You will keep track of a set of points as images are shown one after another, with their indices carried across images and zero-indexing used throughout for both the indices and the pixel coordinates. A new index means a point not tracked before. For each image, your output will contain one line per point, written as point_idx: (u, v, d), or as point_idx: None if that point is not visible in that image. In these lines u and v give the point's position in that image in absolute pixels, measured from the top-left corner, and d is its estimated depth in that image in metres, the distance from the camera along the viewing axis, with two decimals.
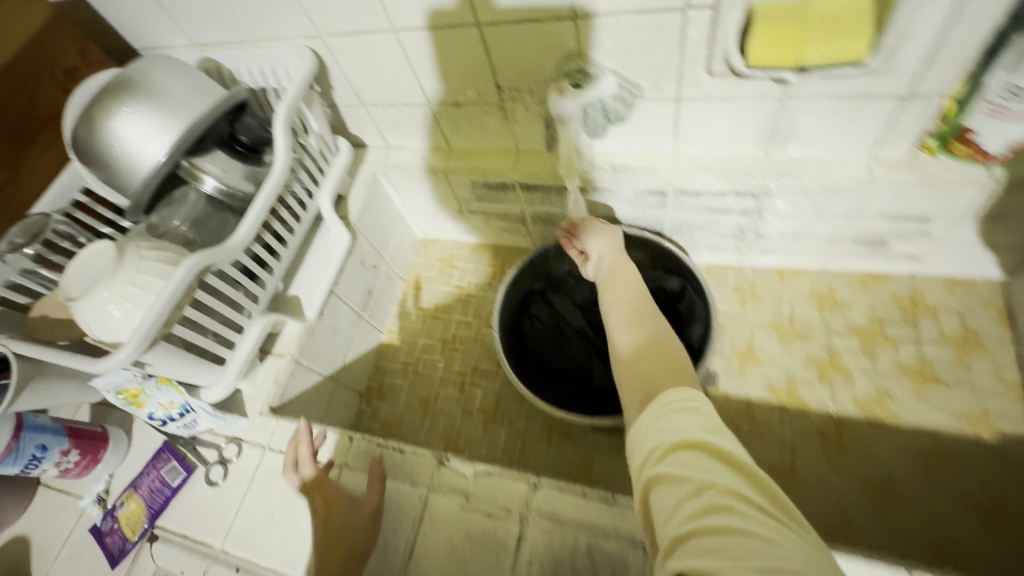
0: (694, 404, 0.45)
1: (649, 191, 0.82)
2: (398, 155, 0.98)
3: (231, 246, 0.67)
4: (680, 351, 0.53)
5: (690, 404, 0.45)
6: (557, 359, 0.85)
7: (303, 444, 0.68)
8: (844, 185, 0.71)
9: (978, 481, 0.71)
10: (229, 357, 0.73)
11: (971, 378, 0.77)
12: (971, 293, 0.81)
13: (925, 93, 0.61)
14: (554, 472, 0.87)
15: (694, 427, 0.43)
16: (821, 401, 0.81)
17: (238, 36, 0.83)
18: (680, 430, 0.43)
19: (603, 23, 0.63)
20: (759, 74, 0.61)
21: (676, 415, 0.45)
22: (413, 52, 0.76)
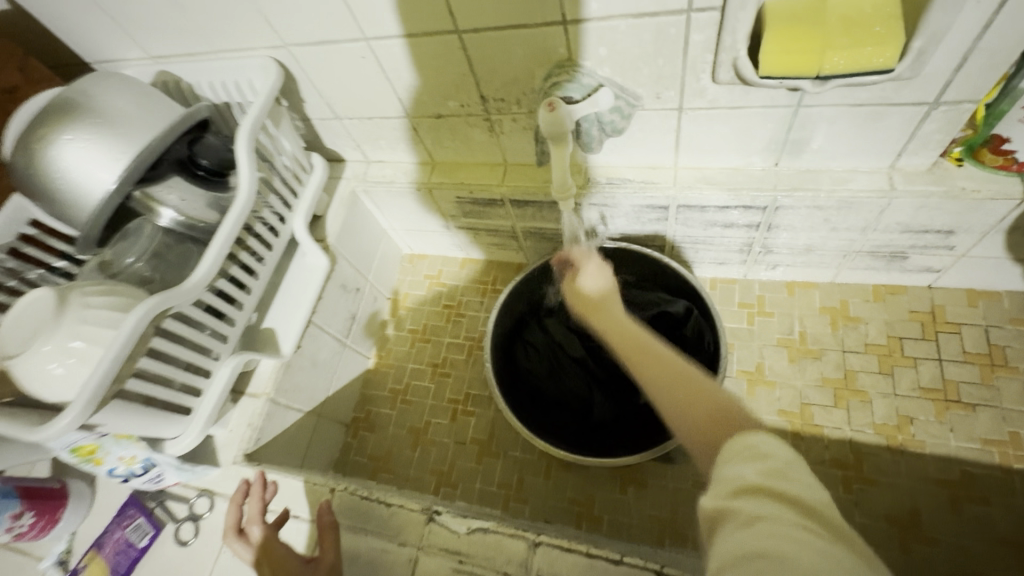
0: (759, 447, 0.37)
1: (649, 205, 0.76)
2: (378, 170, 0.91)
3: (190, 286, 0.60)
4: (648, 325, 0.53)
5: (758, 445, 0.37)
6: (553, 391, 0.79)
7: (251, 504, 0.60)
8: (861, 199, 0.65)
9: (1009, 515, 0.66)
10: (196, 406, 0.66)
11: (998, 400, 0.71)
12: (995, 307, 0.76)
13: (954, 100, 0.55)
14: (554, 508, 0.81)
15: (758, 466, 0.36)
16: (838, 427, 0.75)
17: (196, 46, 0.76)
18: (748, 478, 0.35)
19: (596, 27, 0.56)
20: (771, 84, 0.55)
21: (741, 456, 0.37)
22: (387, 61, 0.69)
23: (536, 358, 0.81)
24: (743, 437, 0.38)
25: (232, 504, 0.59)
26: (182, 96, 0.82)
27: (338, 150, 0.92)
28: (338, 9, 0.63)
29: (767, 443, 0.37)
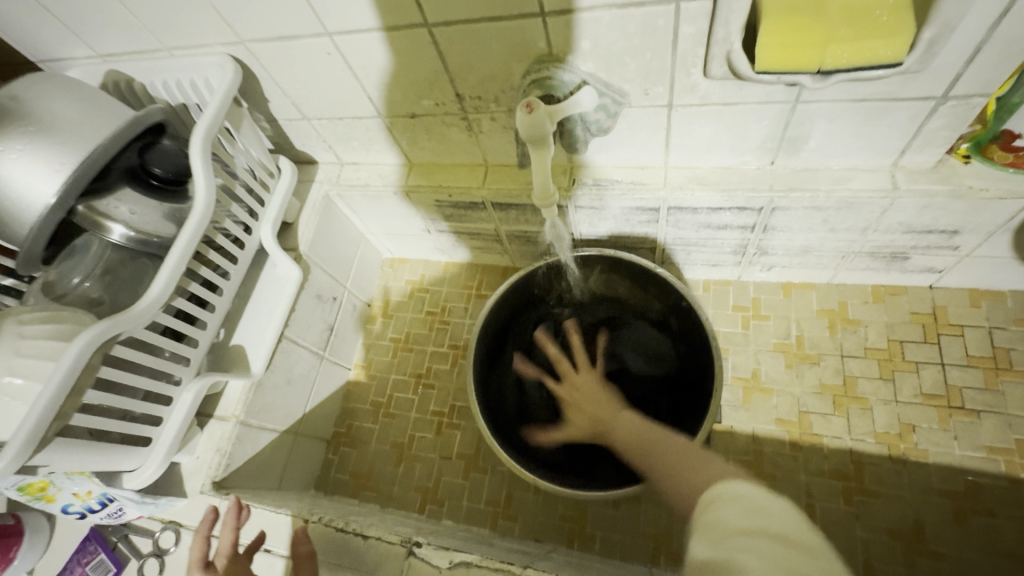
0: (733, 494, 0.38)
1: (639, 207, 0.72)
2: (353, 173, 0.86)
3: (141, 310, 0.55)
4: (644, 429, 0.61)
5: (733, 492, 0.38)
6: (544, 419, 0.76)
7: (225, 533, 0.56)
8: (863, 199, 0.61)
9: (1015, 528, 0.63)
10: (156, 435, 0.62)
11: (1003, 406, 0.69)
12: (999, 308, 0.73)
13: (963, 95, 0.51)
14: (544, 525, 0.78)
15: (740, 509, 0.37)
16: (838, 436, 0.72)
17: (147, 44, 0.70)
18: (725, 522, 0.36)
19: (578, 19, 0.51)
20: (768, 79, 0.51)
21: (719, 504, 0.38)
22: (354, 58, 0.64)
23: (525, 381, 0.78)
24: (719, 485, 0.40)
25: (198, 534, 0.55)
26: (135, 97, 0.76)
27: (309, 152, 0.86)
28: (297, 2, 0.58)
29: (747, 488, 0.38)
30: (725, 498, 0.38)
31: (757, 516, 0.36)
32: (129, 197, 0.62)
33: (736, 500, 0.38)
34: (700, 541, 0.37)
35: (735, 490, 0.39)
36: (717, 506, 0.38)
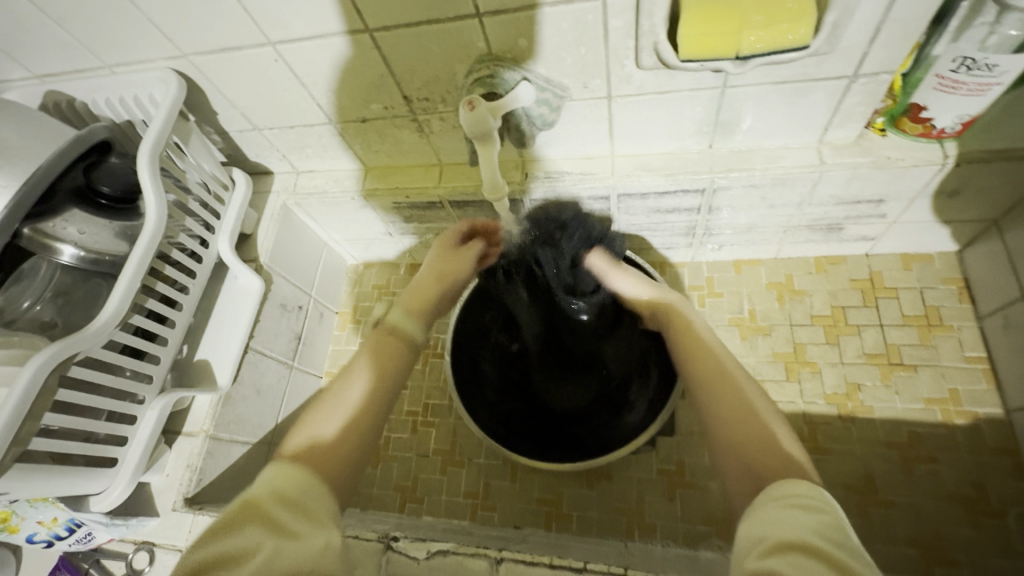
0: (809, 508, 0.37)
1: (591, 197, 0.74)
2: (309, 180, 0.86)
3: (97, 328, 0.55)
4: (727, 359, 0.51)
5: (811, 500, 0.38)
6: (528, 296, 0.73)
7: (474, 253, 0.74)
8: (794, 175, 0.65)
9: (956, 471, 0.68)
10: (122, 456, 0.61)
11: (937, 358, 0.74)
12: (928, 269, 0.79)
13: (872, 72, 0.55)
14: (522, 511, 0.80)
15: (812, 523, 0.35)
16: (792, 401, 0.76)
17: (87, 62, 0.69)
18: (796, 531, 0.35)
19: (513, 18, 0.54)
20: (693, 66, 0.54)
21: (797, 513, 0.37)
22: (299, 65, 0.64)
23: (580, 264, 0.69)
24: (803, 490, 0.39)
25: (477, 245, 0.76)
26: (77, 116, 0.74)
27: (264, 162, 0.86)
28: (235, 12, 0.58)
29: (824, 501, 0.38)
30: (799, 501, 0.38)
31: (820, 534, 0.35)
32: (77, 217, 0.62)
33: (808, 510, 0.37)
34: (754, 529, 0.37)
35: (810, 500, 0.37)
36: (785, 508, 0.37)
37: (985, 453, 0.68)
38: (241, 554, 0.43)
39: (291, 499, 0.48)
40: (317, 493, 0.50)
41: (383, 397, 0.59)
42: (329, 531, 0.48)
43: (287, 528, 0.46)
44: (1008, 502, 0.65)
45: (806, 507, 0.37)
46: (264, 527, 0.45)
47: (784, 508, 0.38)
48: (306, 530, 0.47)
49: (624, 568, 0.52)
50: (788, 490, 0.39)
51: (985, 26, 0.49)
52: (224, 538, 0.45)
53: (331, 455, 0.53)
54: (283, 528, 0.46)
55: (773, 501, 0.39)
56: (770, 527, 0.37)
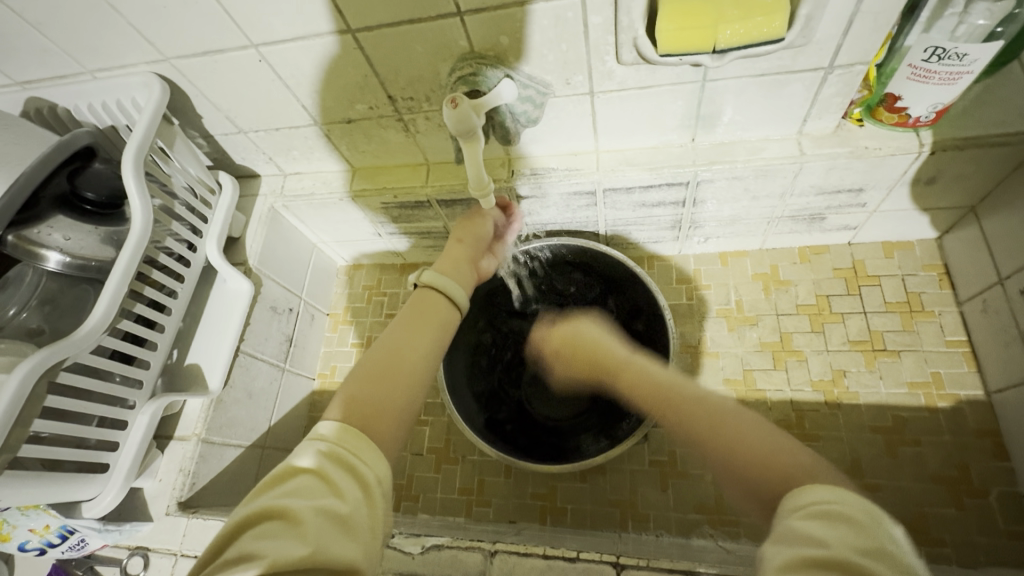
0: (833, 508, 0.34)
1: (577, 192, 0.75)
2: (296, 182, 0.86)
3: (84, 334, 0.55)
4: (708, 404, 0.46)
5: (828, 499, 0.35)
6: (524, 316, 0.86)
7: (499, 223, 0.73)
8: (775, 166, 0.67)
9: (940, 453, 0.69)
10: (114, 460, 0.61)
11: (919, 343, 0.75)
12: (909, 256, 0.80)
13: (847, 64, 0.56)
14: (517, 506, 0.80)
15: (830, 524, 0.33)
16: (779, 389, 0.78)
17: (68, 68, 0.69)
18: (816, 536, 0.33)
19: (493, 16, 0.54)
20: (672, 61, 0.55)
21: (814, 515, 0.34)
22: (282, 67, 0.64)
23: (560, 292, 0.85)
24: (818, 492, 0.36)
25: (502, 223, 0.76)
26: (60, 123, 0.74)
27: (250, 165, 0.86)
28: (216, 14, 0.58)
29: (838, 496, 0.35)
30: (824, 507, 0.34)
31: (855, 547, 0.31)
32: (62, 223, 0.61)
33: (837, 519, 0.33)
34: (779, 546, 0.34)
35: (837, 508, 0.34)
36: (810, 518, 0.34)
37: (969, 435, 0.69)
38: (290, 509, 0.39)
39: (348, 458, 0.42)
40: (367, 447, 0.44)
41: (425, 360, 0.55)
42: (376, 506, 0.41)
43: (338, 489, 0.40)
44: (990, 481, 0.67)
45: (837, 516, 0.34)
46: (314, 484, 0.40)
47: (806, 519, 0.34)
48: (356, 498, 0.41)
49: (617, 557, 0.52)
50: (801, 495, 0.36)
51: (956, 16, 0.51)
52: (276, 489, 0.41)
53: (378, 415, 0.48)
54: (333, 489, 0.40)
55: (792, 515, 0.35)
56: (795, 537, 0.34)
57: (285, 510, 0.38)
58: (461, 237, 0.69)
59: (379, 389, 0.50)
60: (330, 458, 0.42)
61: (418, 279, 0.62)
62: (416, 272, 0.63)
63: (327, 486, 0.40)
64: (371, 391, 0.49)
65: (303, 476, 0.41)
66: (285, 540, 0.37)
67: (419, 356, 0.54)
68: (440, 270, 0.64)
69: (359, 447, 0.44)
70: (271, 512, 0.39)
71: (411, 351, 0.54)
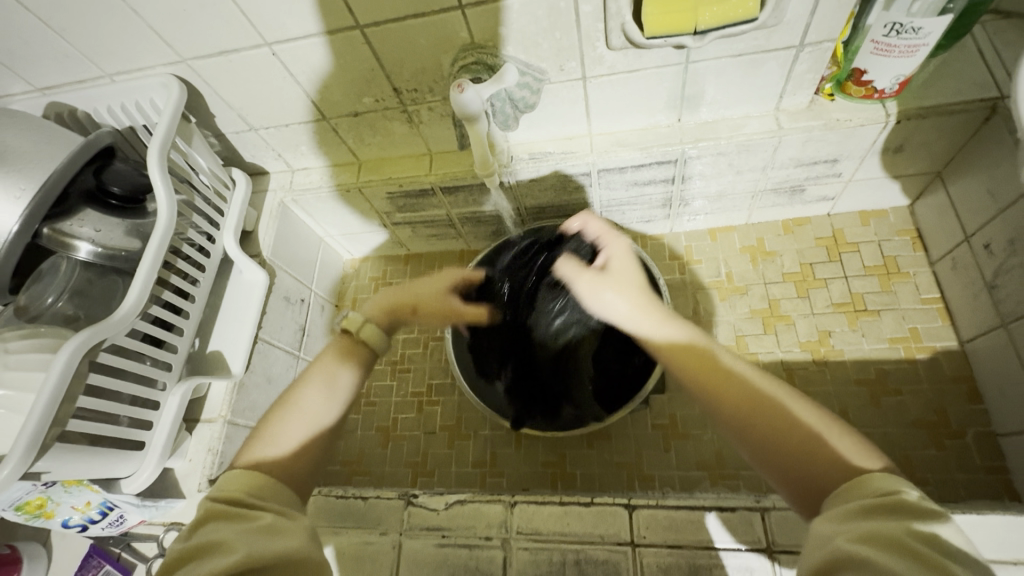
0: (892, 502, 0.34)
1: (573, 174, 0.80)
2: (304, 178, 0.90)
3: (120, 316, 0.58)
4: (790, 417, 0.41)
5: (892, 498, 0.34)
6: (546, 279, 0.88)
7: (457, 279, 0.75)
8: (756, 140, 0.72)
9: (922, 402, 0.75)
10: (149, 438, 0.65)
11: (897, 302, 0.81)
12: (884, 223, 0.86)
13: (816, 41, 0.61)
14: (530, 475, 0.84)
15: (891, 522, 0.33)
16: (770, 351, 0.83)
17: (88, 72, 0.72)
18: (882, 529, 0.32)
19: (493, 7, 0.59)
20: (658, 44, 0.60)
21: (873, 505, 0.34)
22: (293, 64, 0.69)
23: None
24: (883, 483, 0.35)
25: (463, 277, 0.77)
26: (79, 125, 0.78)
27: (259, 162, 0.90)
28: (233, 15, 0.62)
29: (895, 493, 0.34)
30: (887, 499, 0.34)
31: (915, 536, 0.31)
32: (91, 217, 0.65)
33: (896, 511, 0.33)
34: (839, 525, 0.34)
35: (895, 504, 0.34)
36: (867, 509, 0.34)
37: (946, 383, 0.75)
38: (205, 544, 0.38)
39: (248, 497, 0.42)
40: (272, 488, 0.44)
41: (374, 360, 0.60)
42: (295, 519, 0.43)
43: (255, 513, 0.41)
44: (966, 424, 0.72)
45: (902, 508, 0.33)
46: (226, 518, 0.40)
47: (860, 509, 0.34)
48: (274, 514, 0.42)
49: (628, 499, 0.57)
50: (860, 489, 0.35)
51: None
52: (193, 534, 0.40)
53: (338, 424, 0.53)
54: (250, 516, 0.41)
55: (846, 506, 0.35)
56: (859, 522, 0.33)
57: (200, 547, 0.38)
58: (413, 303, 0.67)
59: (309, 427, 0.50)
60: (227, 501, 0.42)
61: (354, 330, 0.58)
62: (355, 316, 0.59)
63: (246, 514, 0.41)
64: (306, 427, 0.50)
65: (209, 522, 0.41)
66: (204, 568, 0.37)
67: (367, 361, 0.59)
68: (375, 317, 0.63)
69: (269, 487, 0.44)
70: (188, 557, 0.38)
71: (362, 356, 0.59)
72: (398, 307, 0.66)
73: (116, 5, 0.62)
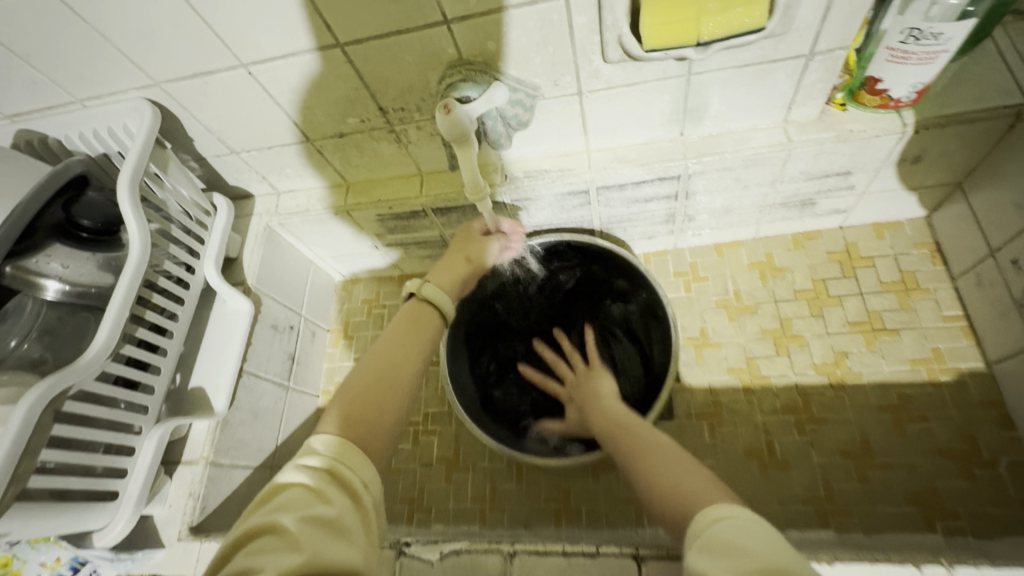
0: (731, 521, 0.34)
1: (571, 192, 0.76)
2: (290, 201, 0.86)
3: (87, 360, 0.54)
4: (666, 466, 0.43)
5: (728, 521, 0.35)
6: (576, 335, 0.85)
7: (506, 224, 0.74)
8: (763, 154, 0.68)
9: (948, 428, 0.70)
10: (123, 487, 0.61)
11: (917, 321, 0.76)
12: (900, 235, 0.82)
13: (826, 50, 0.57)
14: (533, 511, 0.80)
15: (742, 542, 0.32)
16: (784, 374, 0.78)
17: (58, 98, 0.69)
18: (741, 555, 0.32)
19: (480, 22, 0.55)
20: (658, 56, 0.56)
21: (723, 535, 0.34)
22: (272, 85, 0.65)
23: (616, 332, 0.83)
24: (715, 513, 0.36)
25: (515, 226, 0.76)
26: (51, 153, 0.74)
27: (244, 186, 0.86)
28: (206, 36, 0.59)
29: (731, 515, 0.35)
30: (727, 526, 0.34)
31: (786, 555, 0.31)
32: (60, 252, 0.61)
33: (741, 524, 0.34)
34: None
35: (745, 516, 0.34)
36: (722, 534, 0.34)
37: (973, 406, 0.70)
38: (272, 523, 0.40)
39: (335, 471, 0.44)
40: (356, 464, 0.45)
41: (414, 365, 0.56)
42: (362, 512, 0.43)
43: (326, 497, 0.42)
44: (997, 451, 0.68)
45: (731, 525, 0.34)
46: (306, 494, 0.42)
47: (720, 537, 0.34)
48: (344, 504, 0.42)
49: (636, 549, 0.53)
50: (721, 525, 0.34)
51: None
52: (267, 507, 0.42)
53: (365, 425, 0.49)
54: (322, 498, 0.42)
55: (706, 541, 0.34)
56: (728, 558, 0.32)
57: (278, 524, 0.39)
58: (466, 256, 0.70)
59: (401, 371, 0.54)
60: (316, 479, 0.43)
61: (417, 290, 0.63)
62: (414, 282, 0.64)
63: (316, 496, 0.42)
64: (396, 371, 0.54)
65: (288, 490, 0.42)
66: (278, 549, 0.38)
67: (408, 364, 0.55)
68: (436, 280, 0.66)
69: (336, 447, 0.46)
70: (261, 528, 0.40)
71: (400, 353, 0.55)
72: (455, 261, 0.69)
73: (82, 28, 0.59)
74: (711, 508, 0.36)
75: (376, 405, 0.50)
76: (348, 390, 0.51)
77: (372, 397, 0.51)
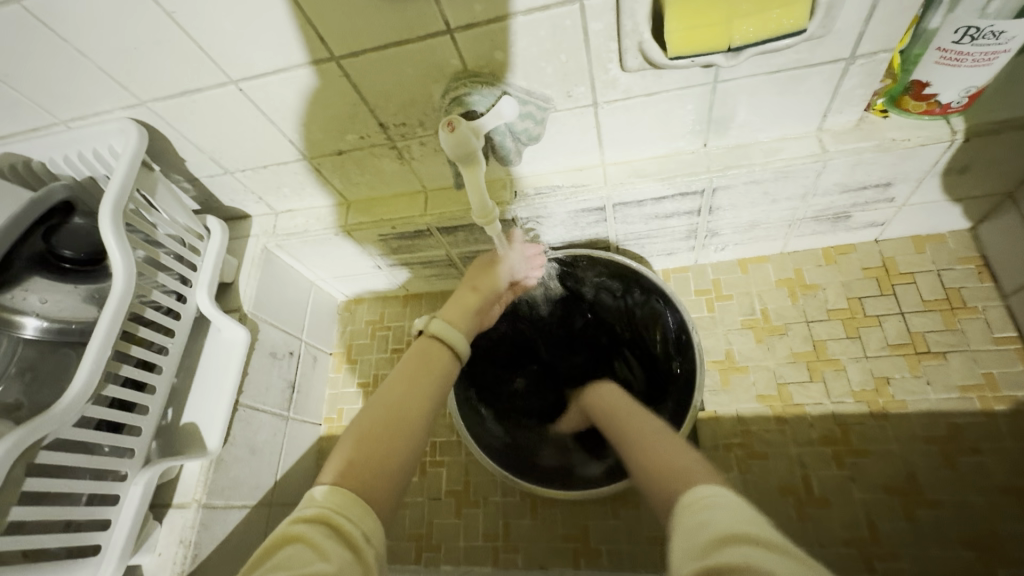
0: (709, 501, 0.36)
1: (585, 209, 0.71)
2: (289, 221, 0.82)
3: (63, 407, 0.50)
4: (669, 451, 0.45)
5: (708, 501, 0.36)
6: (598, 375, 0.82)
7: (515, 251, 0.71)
8: (796, 166, 0.62)
9: (1006, 463, 0.64)
10: (108, 539, 0.56)
11: (965, 343, 0.70)
12: (942, 249, 0.76)
13: (869, 52, 0.52)
14: (549, 550, 0.74)
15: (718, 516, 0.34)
16: (819, 402, 0.72)
17: (40, 119, 0.65)
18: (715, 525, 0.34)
19: (486, 31, 0.50)
20: (683, 63, 0.51)
21: (701, 510, 0.36)
22: (264, 102, 0.61)
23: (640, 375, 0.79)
24: (701, 491, 0.37)
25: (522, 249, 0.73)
26: (35, 177, 0.69)
27: (239, 206, 0.82)
28: (192, 52, 0.55)
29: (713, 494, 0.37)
30: (706, 505, 0.36)
31: (750, 521, 0.33)
32: (39, 285, 0.58)
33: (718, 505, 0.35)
34: (689, 547, 0.34)
35: (718, 492, 0.37)
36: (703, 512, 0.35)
37: None
38: None
39: (333, 521, 0.39)
40: (357, 509, 0.41)
41: (428, 400, 0.51)
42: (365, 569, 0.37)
43: (324, 552, 0.36)
44: None
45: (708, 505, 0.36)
46: (302, 551, 0.36)
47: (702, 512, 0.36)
48: (343, 558, 0.37)
49: None
50: (695, 499, 0.37)
51: None
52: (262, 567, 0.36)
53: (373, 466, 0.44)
54: (320, 554, 0.36)
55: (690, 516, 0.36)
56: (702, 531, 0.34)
57: None
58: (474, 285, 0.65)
59: (412, 409, 0.49)
60: (310, 530, 0.38)
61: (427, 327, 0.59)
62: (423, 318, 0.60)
63: (315, 552, 0.36)
64: (406, 409, 0.49)
65: (285, 547, 0.37)
66: None
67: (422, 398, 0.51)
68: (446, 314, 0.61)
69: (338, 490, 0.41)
70: None
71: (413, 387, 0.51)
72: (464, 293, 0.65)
73: (60, 46, 0.55)
74: (697, 489, 0.38)
75: (386, 443, 0.46)
76: (354, 429, 0.47)
77: (381, 435, 0.46)
